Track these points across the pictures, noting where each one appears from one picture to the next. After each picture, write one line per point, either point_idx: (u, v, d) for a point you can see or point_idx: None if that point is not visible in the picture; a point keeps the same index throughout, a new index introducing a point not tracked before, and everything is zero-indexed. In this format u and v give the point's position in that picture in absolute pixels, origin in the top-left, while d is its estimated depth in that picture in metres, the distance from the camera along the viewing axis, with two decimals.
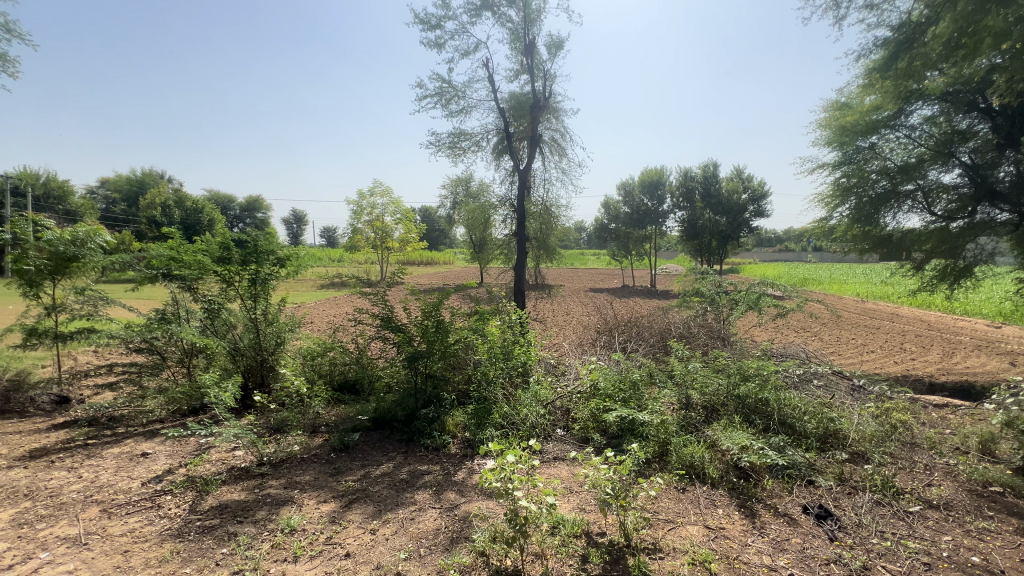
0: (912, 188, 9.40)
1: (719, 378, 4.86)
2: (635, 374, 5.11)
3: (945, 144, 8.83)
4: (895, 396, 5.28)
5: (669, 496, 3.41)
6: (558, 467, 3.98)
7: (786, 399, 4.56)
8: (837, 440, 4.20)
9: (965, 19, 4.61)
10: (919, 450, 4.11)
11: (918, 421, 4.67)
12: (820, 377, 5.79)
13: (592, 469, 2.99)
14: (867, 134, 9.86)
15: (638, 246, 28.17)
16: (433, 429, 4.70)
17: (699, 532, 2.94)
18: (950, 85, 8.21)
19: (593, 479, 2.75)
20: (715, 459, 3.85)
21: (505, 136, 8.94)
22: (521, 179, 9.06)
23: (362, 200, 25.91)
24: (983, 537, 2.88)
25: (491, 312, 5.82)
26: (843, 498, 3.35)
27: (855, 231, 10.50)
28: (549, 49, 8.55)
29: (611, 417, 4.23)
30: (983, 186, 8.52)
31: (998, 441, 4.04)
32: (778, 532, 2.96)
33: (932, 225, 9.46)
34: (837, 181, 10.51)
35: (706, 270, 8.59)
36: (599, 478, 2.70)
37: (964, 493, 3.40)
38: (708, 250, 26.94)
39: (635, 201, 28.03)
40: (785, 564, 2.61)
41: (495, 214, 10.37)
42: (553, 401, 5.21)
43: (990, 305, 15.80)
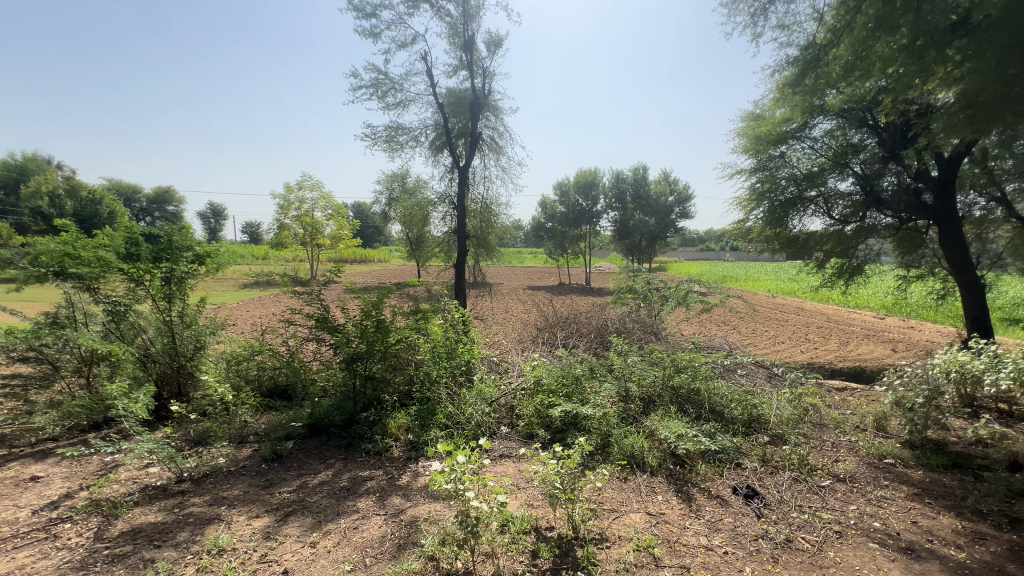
0: (815, 194, 10.36)
1: (655, 370, 5.12)
2: (577, 369, 5.25)
3: (841, 156, 9.83)
4: (806, 382, 5.86)
5: (612, 487, 3.53)
6: (505, 465, 3.99)
7: (715, 388, 4.89)
8: (759, 424, 4.56)
9: (860, 44, 5.13)
10: (827, 429, 4.59)
11: (824, 403, 5.21)
12: (743, 367, 6.27)
13: (540, 465, 3.01)
14: (778, 144, 10.68)
15: (573, 246, 28.96)
16: (375, 433, 4.54)
17: (642, 519, 3.07)
18: (845, 102, 9.10)
19: (542, 475, 2.78)
20: (653, 448, 4.06)
21: (444, 132, 8.80)
22: (460, 177, 8.99)
23: (289, 194, 24.44)
24: (881, 504, 3.26)
25: (433, 310, 5.71)
26: (766, 477, 3.64)
27: (767, 233, 11.40)
28: (488, 47, 8.53)
29: (556, 411, 4.30)
30: (871, 195, 9.65)
31: (889, 418, 4.58)
32: (713, 513, 3.16)
33: (830, 227, 10.52)
34: (752, 187, 11.30)
35: (639, 268, 9.01)
36: (548, 473, 2.74)
37: (865, 467, 3.83)
38: (639, 250, 28.25)
39: (571, 202, 28.76)
40: (720, 543, 2.80)
41: (433, 211, 10.15)
42: (497, 399, 5.20)
43: (876, 299, 18.02)
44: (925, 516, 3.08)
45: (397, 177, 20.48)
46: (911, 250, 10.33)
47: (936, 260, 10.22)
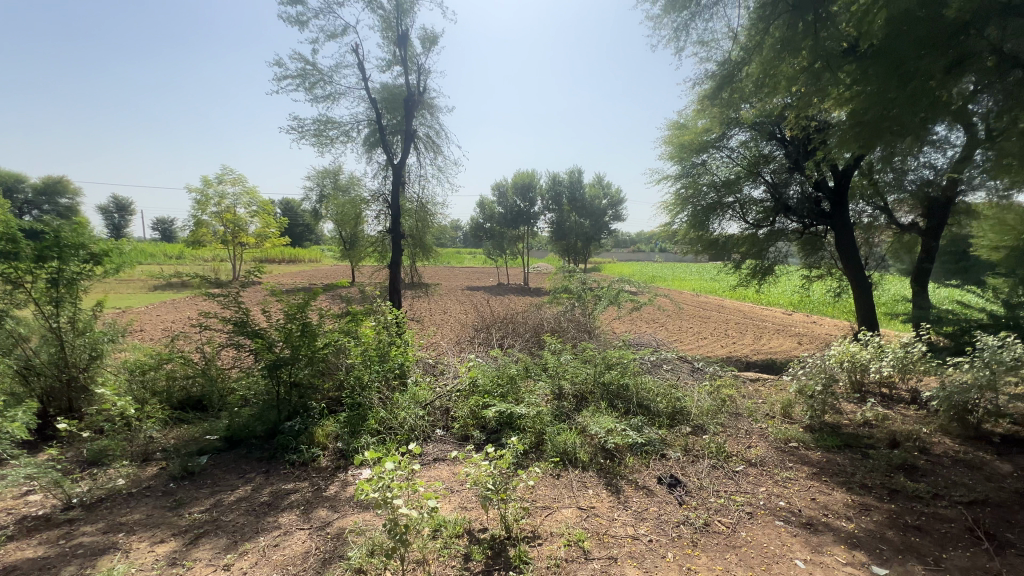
0: (732, 200, 11.15)
1: (587, 368, 5.27)
2: (511, 369, 5.30)
3: (754, 165, 10.66)
4: (723, 375, 6.31)
5: (545, 484, 3.59)
6: (439, 468, 3.93)
7: (643, 383, 5.13)
8: (682, 415, 4.84)
9: (769, 64, 5.59)
10: (741, 418, 4.97)
11: (739, 394, 5.64)
12: (668, 362, 6.63)
13: (473, 466, 2.99)
14: (700, 153, 11.38)
15: (511, 246, 29.21)
16: (300, 442, 4.30)
17: (573, 514, 3.15)
18: (757, 116, 9.89)
19: (474, 477, 2.77)
20: (585, 443, 4.17)
21: (376, 127, 8.52)
22: (395, 175, 8.75)
23: (207, 188, 22.59)
24: (785, 484, 3.57)
25: (364, 311, 5.50)
26: (688, 466, 3.87)
27: (691, 236, 12.12)
28: (423, 43, 8.38)
29: (490, 412, 4.30)
30: (780, 202, 10.55)
31: (793, 405, 5.04)
32: (639, 503, 3.30)
33: (745, 231, 11.39)
34: (677, 192, 11.97)
35: (573, 269, 9.25)
36: (480, 475, 2.73)
37: (773, 451, 4.19)
38: (575, 251, 29.00)
39: (509, 202, 29.01)
40: (645, 532, 2.93)
41: (366, 209, 9.79)
42: (432, 401, 5.10)
43: (784, 296, 19.80)
44: (822, 493, 3.42)
45: (328, 173, 19.58)
46: (812, 252, 11.46)
47: (832, 261, 11.42)
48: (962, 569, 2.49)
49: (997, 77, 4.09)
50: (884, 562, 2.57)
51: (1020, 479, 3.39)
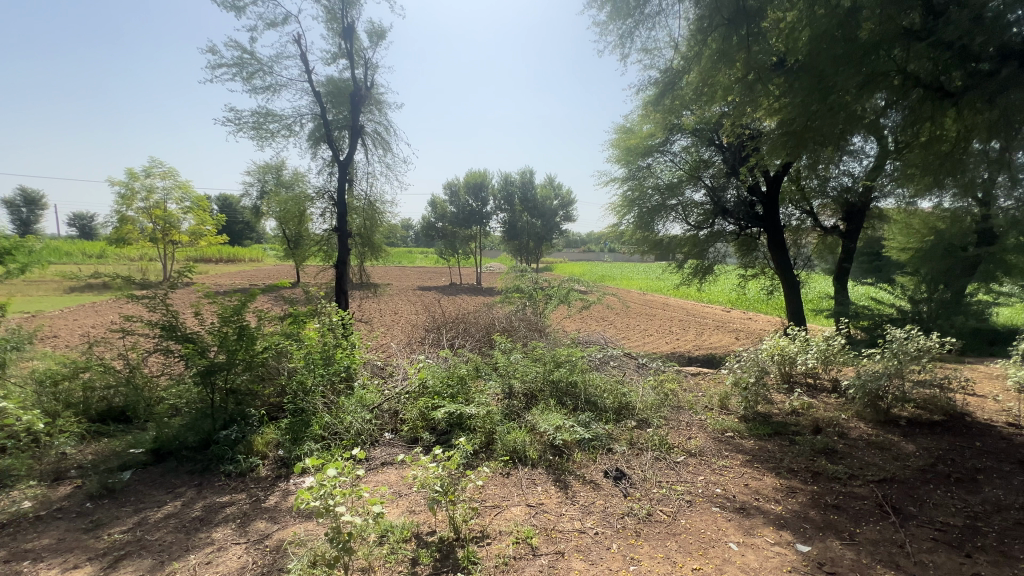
0: (675, 202, 11.62)
1: (537, 366, 5.33)
2: (462, 369, 5.27)
3: (695, 170, 11.17)
4: (667, 370, 6.58)
5: (495, 483, 3.60)
6: (386, 473, 3.85)
7: (590, 379, 5.25)
8: (628, 410, 5.01)
9: (706, 74, 5.88)
10: (682, 411, 5.21)
11: (681, 388, 5.91)
12: (615, 359, 6.84)
13: (421, 469, 2.95)
14: (645, 156, 11.78)
15: (464, 246, 29.07)
16: (237, 452, 4.08)
17: (522, 512, 3.18)
18: (697, 123, 10.38)
19: (421, 480, 2.73)
20: (534, 441, 4.22)
21: (321, 122, 8.20)
22: (341, 172, 8.45)
23: (133, 181, 20.88)
24: (722, 472, 3.78)
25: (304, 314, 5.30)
26: (633, 459, 4.01)
27: (638, 236, 12.54)
28: (370, 37, 8.16)
29: (439, 414, 4.25)
30: (719, 205, 11.14)
31: (729, 397, 5.34)
32: (586, 497, 3.38)
33: (687, 232, 11.92)
34: (624, 194, 12.34)
35: (525, 268, 9.33)
36: (427, 477, 2.70)
37: (711, 441, 4.42)
38: (526, 250, 29.28)
39: (462, 202, 28.72)
40: (591, 525, 3.00)
41: (310, 206, 9.39)
42: (380, 404, 4.98)
43: (723, 295, 20.94)
44: (754, 478, 3.65)
45: (269, 168, 18.63)
46: (747, 252, 12.17)
47: (766, 261, 12.19)
48: (872, 541, 2.74)
49: (902, 95, 4.52)
50: (807, 539, 2.78)
51: (922, 457, 3.77)
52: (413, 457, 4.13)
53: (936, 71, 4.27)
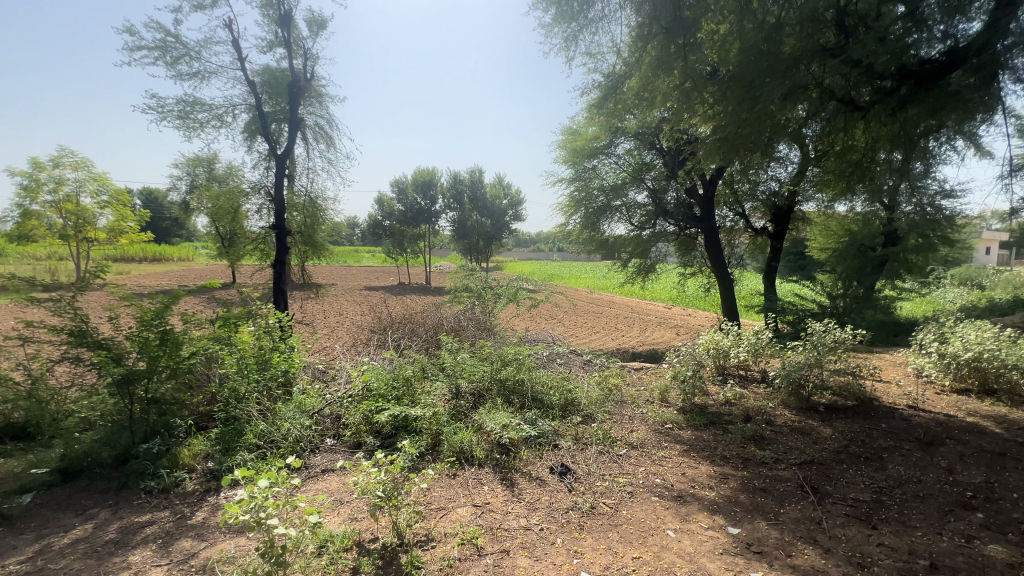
0: (619, 203, 11.99)
1: (484, 365, 5.31)
2: (407, 370, 5.16)
3: (638, 172, 11.58)
4: (611, 366, 6.78)
5: (441, 485, 3.56)
6: (327, 480, 3.71)
7: (537, 377, 5.31)
8: (573, 406, 5.12)
9: (646, 81, 6.11)
10: (625, 405, 5.40)
11: (624, 383, 6.11)
12: (562, 356, 6.96)
13: (363, 474, 2.87)
14: (591, 158, 12.06)
15: (412, 245, 28.52)
16: (160, 467, 3.78)
17: (468, 512, 3.16)
18: (640, 127, 10.76)
19: (363, 486, 2.66)
20: (482, 440, 4.21)
21: (256, 113, 7.75)
22: (279, 166, 8.04)
23: (37, 171, 18.79)
24: (661, 463, 3.94)
25: (233, 318, 4.99)
26: (577, 453, 4.11)
27: (585, 236, 12.85)
28: (310, 27, 7.81)
29: (383, 417, 4.14)
30: (660, 206, 11.61)
31: (669, 390, 5.59)
32: (533, 494, 3.42)
33: (631, 232, 12.35)
34: (571, 194, 12.59)
35: (473, 267, 9.29)
36: (369, 483, 2.63)
37: (651, 433, 4.60)
38: (476, 250, 29.22)
39: (409, 200, 28.20)
40: (536, 521, 3.04)
41: (246, 202, 8.87)
42: (321, 410, 4.79)
43: (665, 292, 21.86)
44: (690, 467, 3.83)
45: (199, 161, 17.39)
46: (687, 252, 12.77)
47: (703, 260, 12.85)
48: (794, 520, 2.95)
49: (820, 106, 4.90)
50: (737, 522, 2.96)
51: (837, 440, 4.11)
52: (355, 462, 4.00)
53: (847, 85, 4.67)
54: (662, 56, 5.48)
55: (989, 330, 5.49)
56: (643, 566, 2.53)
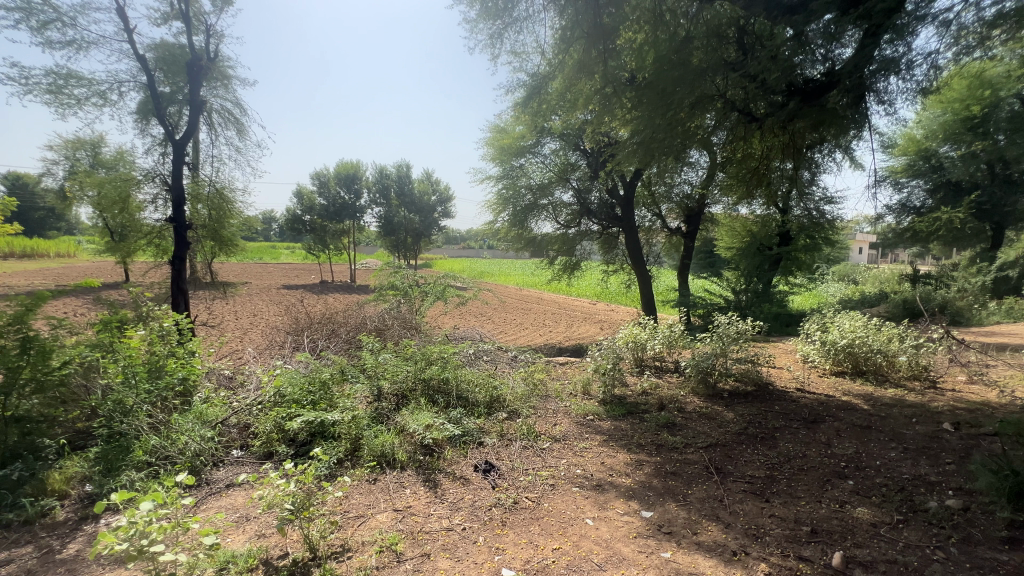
0: (546, 202, 12.25)
1: (408, 365, 5.18)
2: (324, 373, 4.90)
3: (563, 172, 11.88)
4: (536, 362, 6.91)
5: (360, 491, 3.42)
6: (231, 496, 3.42)
7: (463, 375, 5.28)
8: (499, 403, 5.16)
9: (569, 83, 6.27)
10: (549, 399, 5.53)
11: (548, 377, 6.25)
12: (488, 353, 6.99)
13: (270, 487, 2.68)
14: (519, 156, 12.16)
15: (335, 241, 27.14)
16: (23, 496, 3.27)
17: (388, 518, 3.06)
18: (565, 127, 11.03)
19: (269, 500, 2.48)
20: (404, 443, 4.11)
21: (149, 92, 6.95)
22: (178, 152, 7.27)
23: None
24: (582, 454, 4.08)
25: (118, 322, 4.42)
26: (502, 450, 4.14)
27: (513, 234, 12.99)
28: (213, 1, 7.14)
29: (294, 424, 3.88)
30: (584, 205, 12.01)
31: (591, 383, 5.80)
32: (456, 494, 3.39)
33: (558, 231, 12.67)
34: (498, 192, 12.65)
35: (399, 264, 9.02)
36: (276, 496, 2.46)
37: (574, 425, 4.76)
38: (404, 246, 28.52)
39: (331, 194, 26.80)
40: (459, 521, 3.02)
41: (138, 192, 7.93)
42: (226, 419, 4.41)
43: (590, 289, 22.71)
44: (609, 456, 4.01)
45: (81, 143, 15.29)
46: (609, 249, 13.35)
47: (624, 257, 13.49)
48: (699, 500, 3.19)
49: (723, 116, 5.32)
50: (650, 506, 3.14)
51: (738, 423, 4.50)
52: (261, 474, 3.72)
53: (746, 99, 5.11)
54: (583, 60, 5.67)
55: (860, 319, 6.25)
56: (562, 556, 2.60)
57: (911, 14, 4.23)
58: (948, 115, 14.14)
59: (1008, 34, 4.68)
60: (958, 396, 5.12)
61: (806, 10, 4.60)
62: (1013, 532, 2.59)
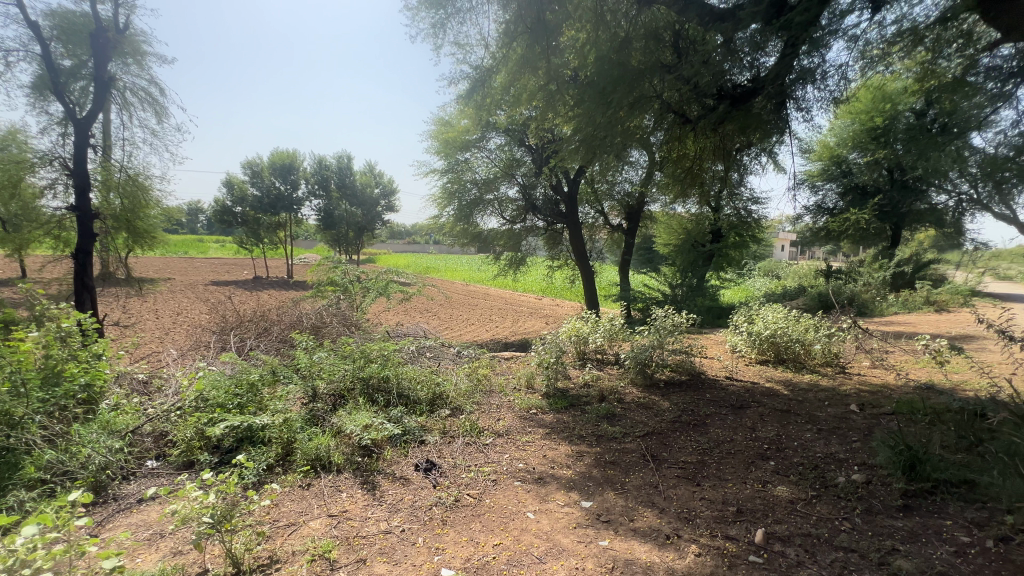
0: (491, 197, 12.22)
1: (346, 363, 4.98)
2: (253, 374, 4.61)
3: (509, 168, 11.87)
4: (480, 357, 6.90)
5: (292, 498, 3.25)
6: (144, 512, 3.13)
7: (404, 373, 5.15)
8: (441, 400, 5.09)
9: (512, 77, 6.24)
10: (493, 394, 5.54)
11: (493, 373, 6.27)
12: (432, 349, 6.88)
13: (186, 501, 2.49)
14: (463, 150, 11.95)
15: (270, 234, 25.63)
16: None
17: (321, 524, 2.93)
18: (510, 122, 11.02)
19: (185, 514, 2.30)
20: (341, 445, 3.95)
21: (44, 64, 6.19)
22: (81, 133, 6.52)
23: None
24: (524, 448, 4.11)
25: (3, 323, 3.89)
26: (444, 447, 4.08)
27: (458, 229, 12.86)
28: None
29: (216, 431, 3.61)
30: (529, 201, 12.09)
31: (534, 377, 5.87)
32: (395, 495, 3.30)
33: (503, 226, 12.70)
34: (443, 186, 12.44)
35: (340, 259, 8.46)
36: (193, 509, 2.28)
37: (517, 420, 4.79)
38: (345, 241, 27.45)
39: (264, 184, 25.24)
40: (398, 523, 2.94)
41: (32, 176, 7.05)
42: (140, 428, 4.04)
43: (536, 284, 23.00)
44: (551, 449, 4.07)
45: None
46: (554, 245, 13.55)
47: (568, 253, 13.76)
48: (636, 487, 3.31)
49: (660, 117, 5.52)
50: (590, 496, 3.22)
51: (672, 411, 4.72)
52: (178, 486, 3.43)
53: (680, 101, 5.33)
54: (526, 54, 5.66)
55: (781, 311, 6.75)
56: (502, 552, 2.60)
57: (825, 28, 4.58)
58: (856, 124, 15.53)
59: (905, 52, 5.19)
60: (863, 379, 5.66)
61: (735, 18, 4.85)
62: (906, 500, 2.89)
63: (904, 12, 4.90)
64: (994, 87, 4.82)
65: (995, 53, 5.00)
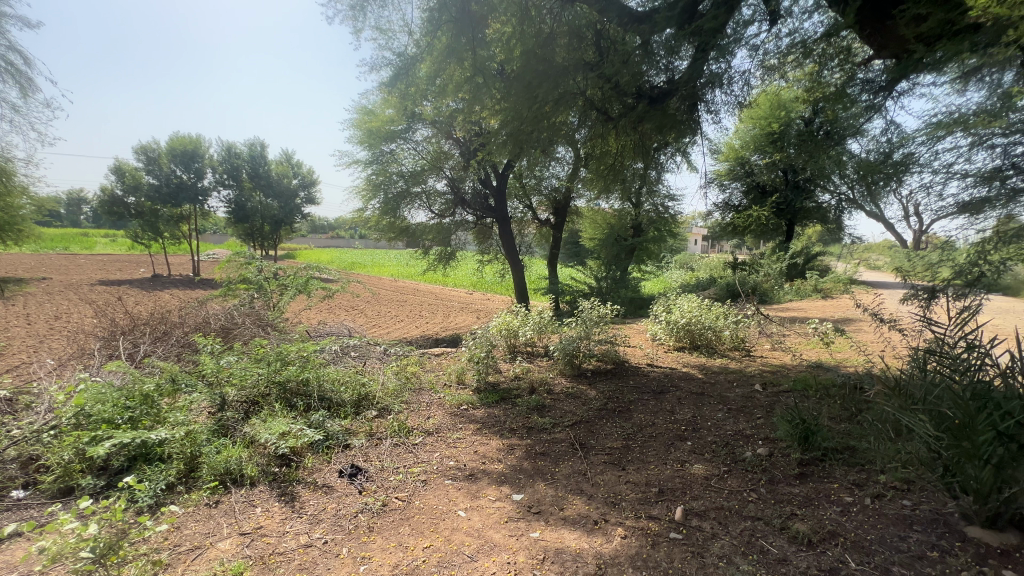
0: (419, 190, 11.91)
1: (259, 367, 4.62)
2: (148, 385, 4.13)
3: (436, 161, 11.61)
4: (408, 355, 6.72)
5: (196, 519, 2.96)
6: (6, 553, 2.69)
7: (326, 374, 4.88)
8: (368, 401, 4.90)
9: (438, 67, 6.07)
10: (423, 391, 5.42)
11: (422, 370, 6.15)
12: (357, 349, 6.60)
13: (56, 537, 2.17)
14: (388, 141, 11.49)
15: (170, 228, 23.16)
16: None
17: (231, 545, 2.69)
18: (436, 114, 10.77)
19: (55, 553, 2.00)
20: (255, 455, 3.67)
21: None
22: None
23: None
24: (455, 445, 4.06)
25: None
26: (370, 450, 3.93)
27: (384, 222, 12.41)
28: None
29: (100, 451, 3.17)
30: (458, 195, 11.96)
31: (465, 372, 5.83)
32: (317, 505, 3.12)
33: (432, 220, 12.45)
34: (367, 178, 11.90)
35: (252, 254, 7.83)
36: (66, 546, 2.00)
37: (447, 417, 4.72)
38: (260, 235, 25.53)
39: (162, 172, 22.71)
40: (319, 535, 2.78)
41: None
42: (4, 454, 3.46)
43: (467, 279, 22.88)
44: (482, 444, 4.06)
45: None
46: (484, 239, 13.54)
47: (498, 247, 13.83)
48: (565, 476, 3.39)
49: (584, 114, 5.66)
50: (521, 489, 3.25)
51: (599, 399, 4.91)
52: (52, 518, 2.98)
53: (603, 99, 5.50)
54: (452, 44, 5.53)
55: (695, 301, 7.26)
56: (433, 554, 2.55)
57: (731, 37, 4.93)
58: (756, 130, 16.84)
59: (797, 63, 5.72)
60: (764, 361, 6.25)
61: (652, 20, 5.07)
62: (802, 468, 3.22)
63: (796, 26, 5.39)
64: (868, 99, 5.45)
65: (868, 68, 5.66)
